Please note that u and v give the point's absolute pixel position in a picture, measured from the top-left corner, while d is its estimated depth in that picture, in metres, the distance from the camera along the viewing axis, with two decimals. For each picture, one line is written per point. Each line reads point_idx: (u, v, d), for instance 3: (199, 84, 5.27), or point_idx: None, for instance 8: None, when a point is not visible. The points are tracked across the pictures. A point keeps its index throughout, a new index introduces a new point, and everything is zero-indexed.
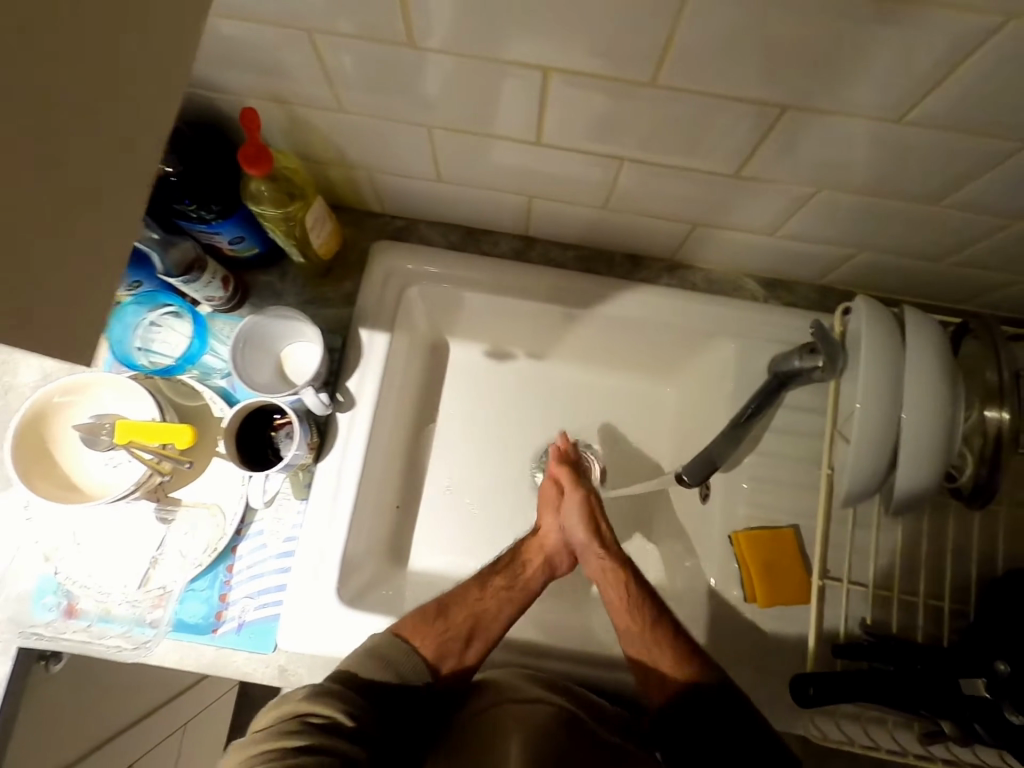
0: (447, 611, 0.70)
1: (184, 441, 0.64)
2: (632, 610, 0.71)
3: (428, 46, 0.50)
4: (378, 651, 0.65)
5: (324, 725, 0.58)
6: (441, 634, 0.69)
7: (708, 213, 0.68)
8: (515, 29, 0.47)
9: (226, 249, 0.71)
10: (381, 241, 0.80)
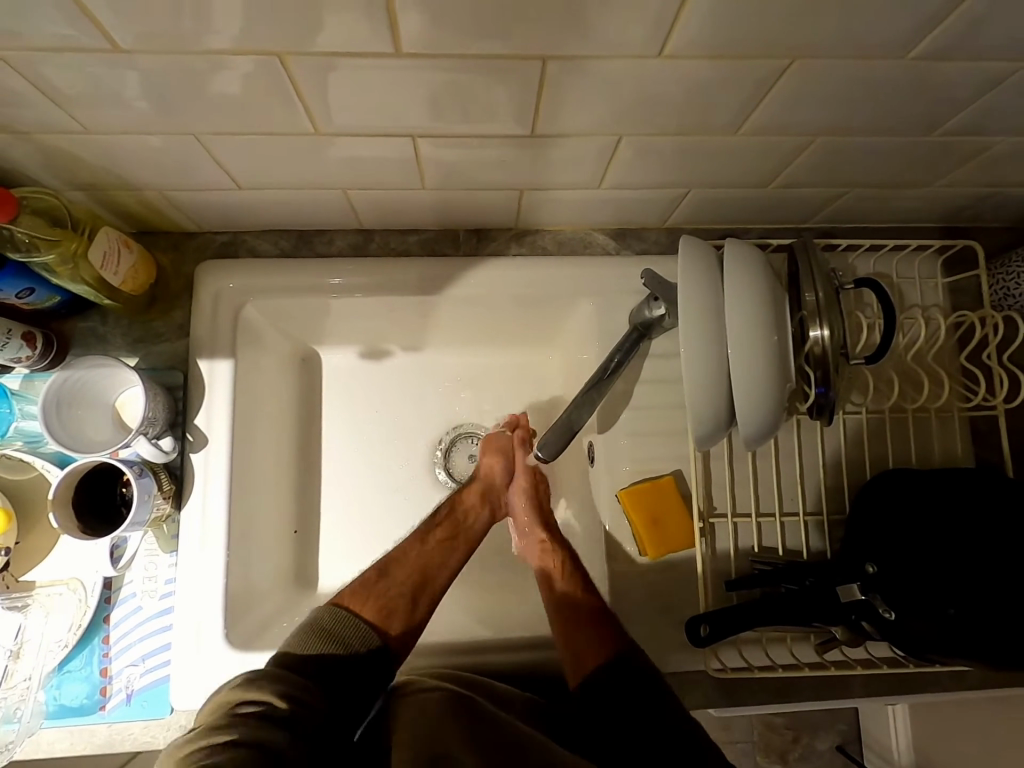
0: (380, 582, 0.70)
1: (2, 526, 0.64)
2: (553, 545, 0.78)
3: (142, 49, 0.45)
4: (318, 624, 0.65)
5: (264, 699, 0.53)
6: (411, 581, 0.72)
7: (526, 176, 0.66)
8: (222, 17, 0.42)
9: (21, 304, 0.64)
10: (205, 262, 0.74)
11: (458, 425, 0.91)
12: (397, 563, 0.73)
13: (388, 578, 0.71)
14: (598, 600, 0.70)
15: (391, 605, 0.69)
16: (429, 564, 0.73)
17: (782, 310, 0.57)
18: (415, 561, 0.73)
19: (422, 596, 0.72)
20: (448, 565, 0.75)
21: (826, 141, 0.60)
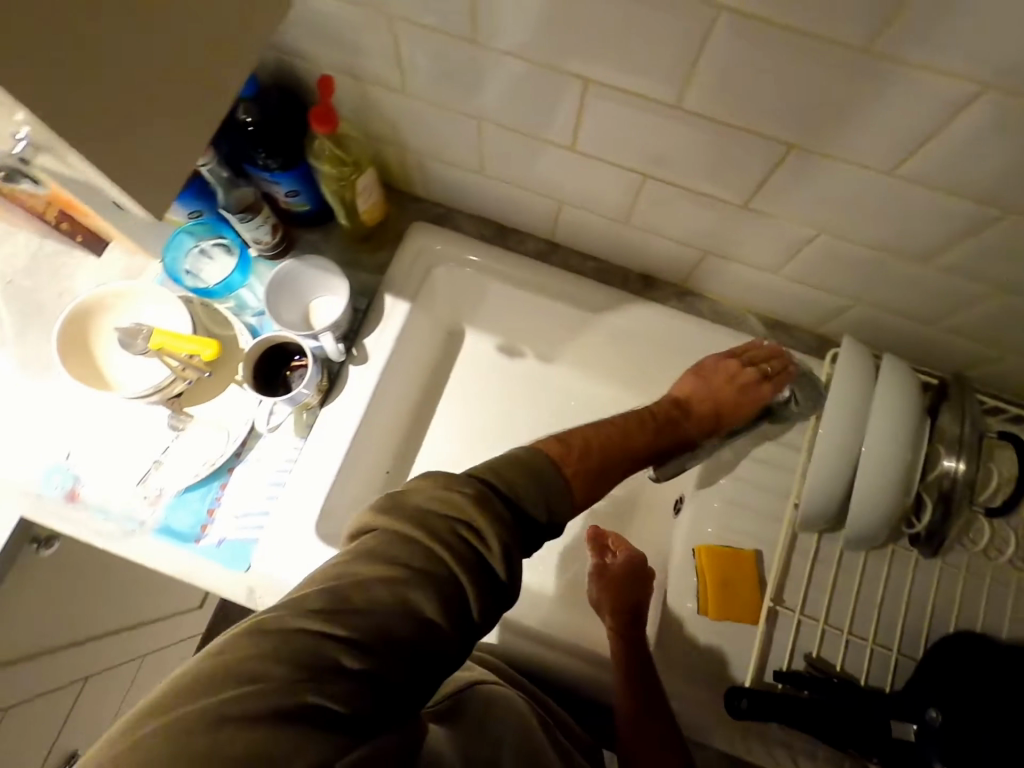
0: (569, 457, 0.63)
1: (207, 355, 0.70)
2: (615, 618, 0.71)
3: (490, 46, 0.57)
4: (494, 473, 0.54)
5: (436, 544, 0.49)
6: (591, 450, 0.67)
7: (718, 241, 0.73)
8: (564, 41, 0.54)
9: (281, 200, 0.79)
10: (419, 222, 0.87)
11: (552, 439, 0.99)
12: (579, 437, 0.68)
13: (568, 455, 0.63)
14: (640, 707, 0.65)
15: (569, 467, 0.62)
16: (613, 462, 0.69)
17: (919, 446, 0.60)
18: (597, 445, 0.68)
19: (599, 471, 0.66)
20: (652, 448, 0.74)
21: (1010, 300, 0.64)
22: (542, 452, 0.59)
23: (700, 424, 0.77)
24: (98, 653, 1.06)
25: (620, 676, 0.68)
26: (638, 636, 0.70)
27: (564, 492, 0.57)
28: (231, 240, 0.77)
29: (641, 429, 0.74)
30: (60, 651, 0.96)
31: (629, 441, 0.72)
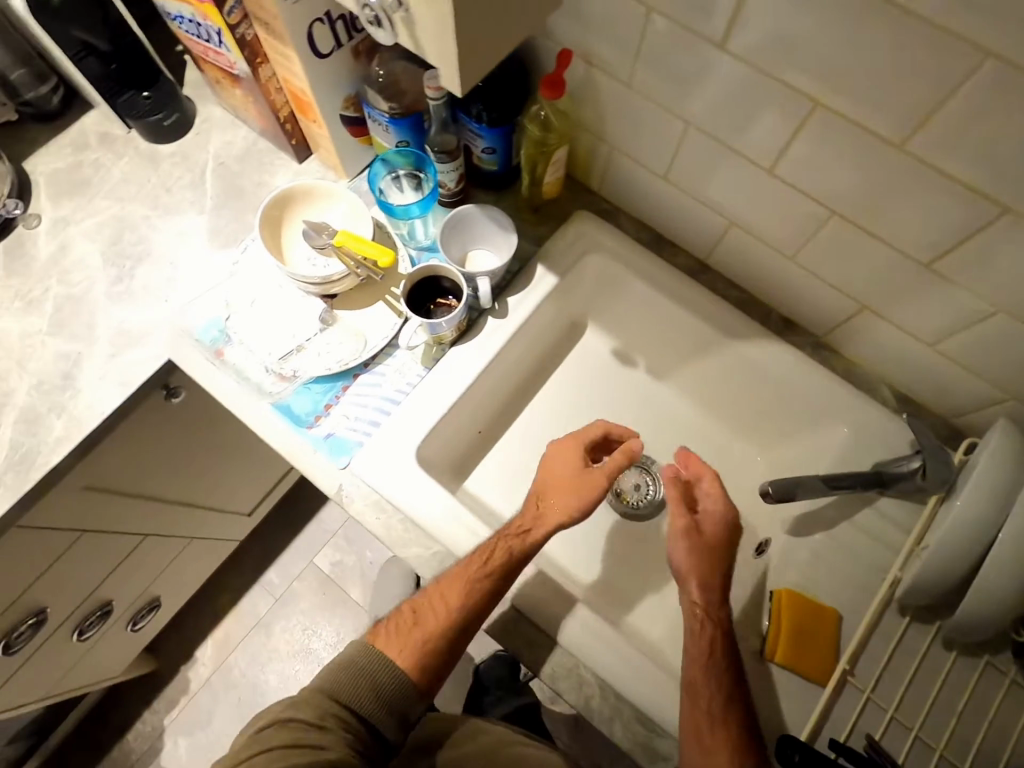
0: (421, 612, 0.67)
1: (384, 262, 0.77)
2: (707, 660, 0.67)
3: (738, 53, 0.61)
4: (350, 665, 0.62)
5: (381, 708, 0.62)
6: (449, 599, 0.67)
7: (882, 298, 0.73)
8: (817, 61, 0.56)
9: (476, 154, 0.85)
10: (586, 210, 0.91)
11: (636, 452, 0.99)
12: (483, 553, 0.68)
13: (424, 607, 0.68)
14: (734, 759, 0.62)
15: (426, 628, 0.66)
16: (482, 570, 0.67)
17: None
18: (467, 588, 0.67)
19: (463, 622, 0.67)
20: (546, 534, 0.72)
21: None
22: (393, 641, 0.66)
23: (539, 532, 0.72)
24: (164, 519, 1.13)
25: (705, 655, 0.67)
26: (726, 620, 0.70)
27: (399, 686, 0.63)
28: (424, 175, 0.84)
29: (507, 540, 0.70)
30: (140, 502, 1.03)
31: (503, 569, 0.67)
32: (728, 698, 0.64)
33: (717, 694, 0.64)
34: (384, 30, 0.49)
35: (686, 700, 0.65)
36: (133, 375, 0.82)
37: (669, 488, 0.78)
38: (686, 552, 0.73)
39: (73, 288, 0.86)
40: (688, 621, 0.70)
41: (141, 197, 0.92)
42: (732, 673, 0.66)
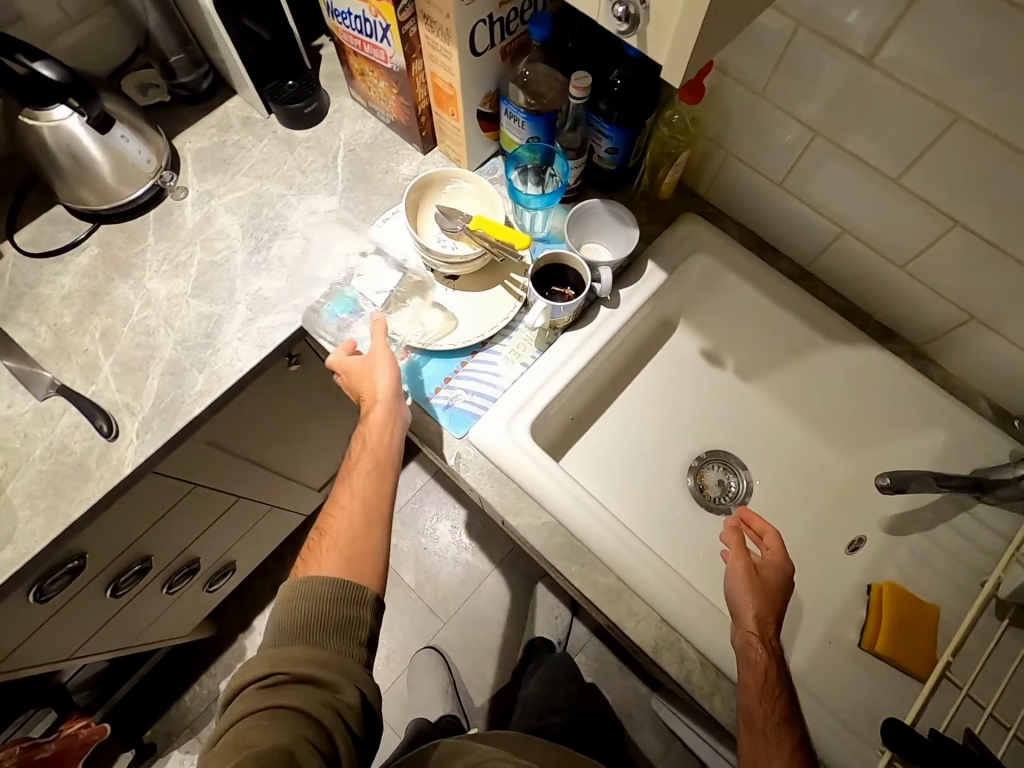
0: (326, 529, 0.77)
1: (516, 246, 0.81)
2: (763, 698, 0.66)
3: (886, 68, 0.65)
4: (306, 597, 0.70)
5: (326, 651, 0.68)
6: (363, 524, 0.76)
7: (994, 309, 0.76)
8: (967, 79, 0.61)
9: (597, 153, 0.89)
10: (694, 212, 0.96)
11: (720, 449, 1.02)
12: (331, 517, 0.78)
13: (326, 542, 0.75)
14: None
15: (340, 539, 0.75)
16: (371, 520, 0.77)
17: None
18: (353, 476, 0.78)
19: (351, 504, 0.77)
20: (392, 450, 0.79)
21: None
22: (331, 558, 0.73)
23: (378, 434, 0.79)
24: (256, 484, 1.18)
25: (757, 685, 0.66)
26: (780, 648, 0.68)
27: (343, 583, 0.71)
28: (549, 169, 0.89)
29: (375, 467, 0.78)
30: (244, 463, 1.09)
31: (383, 456, 0.78)
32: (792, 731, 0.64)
33: (780, 738, 0.64)
34: (625, 26, 0.45)
35: (744, 732, 0.65)
36: (268, 338, 0.88)
37: (729, 535, 0.76)
38: (746, 589, 0.71)
39: (215, 256, 0.93)
40: (742, 649, 0.69)
41: (277, 177, 0.99)
42: (792, 715, 0.65)
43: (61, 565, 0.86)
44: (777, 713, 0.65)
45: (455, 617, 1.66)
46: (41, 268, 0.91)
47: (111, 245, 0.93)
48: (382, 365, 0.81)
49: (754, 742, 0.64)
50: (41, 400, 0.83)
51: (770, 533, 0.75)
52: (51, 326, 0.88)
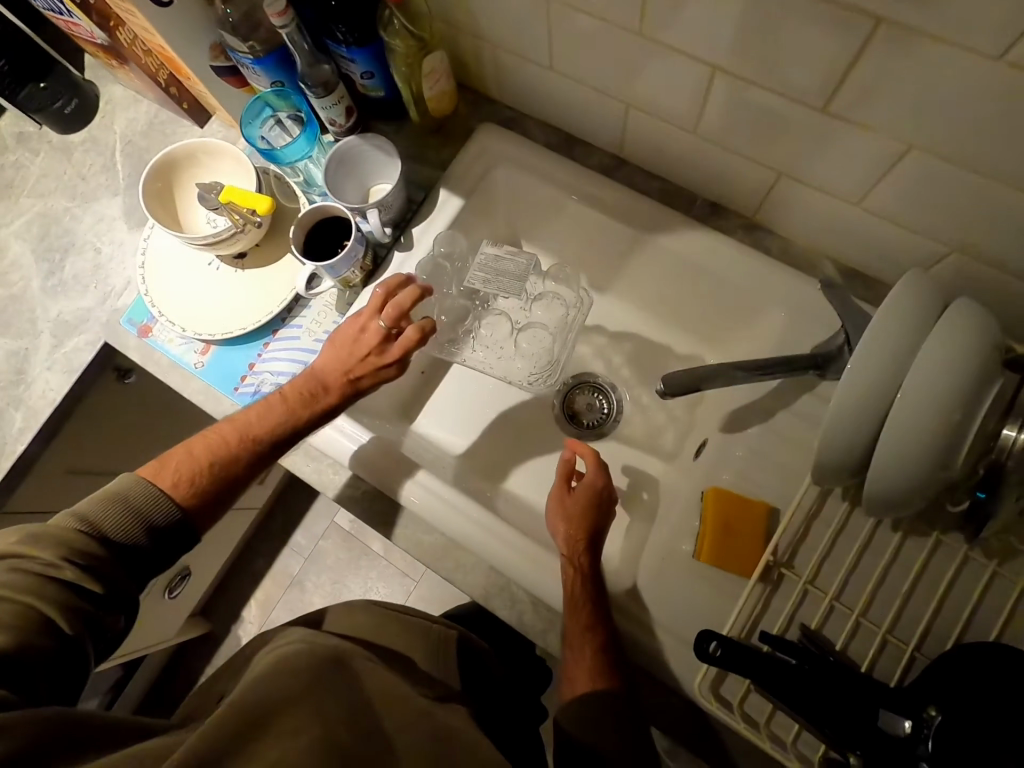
0: (198, 443, 0.66)
1: (263, 210, 0.78)
2: (571, 614, 0.63)
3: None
4: (120, 496, 0.59)
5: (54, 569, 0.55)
6: (212, 459, 0.65)
7: (792, 156, 0.66)
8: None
9: (358, 83, 0.80)
10: (489, 122, 0.86)
11: (589, 377, 0.93)
12: (206, 440, 0.67)
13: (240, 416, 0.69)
14: (610, 686, 0.63)
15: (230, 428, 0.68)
16: (252, 441, 0.68)
17: (983, 413, 0.49)
18: (249, 413, 0.69)
19: (237, 448, 0.67)
20: (303, 424, 0.69)
21: None
22: (169, 471, 0.64)
23: (294, 392, 0.70)
24: None
25: (566, 603, 0.64)
26: (590, 564, 0.66)
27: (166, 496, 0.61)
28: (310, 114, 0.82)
29: (242, 425, 0.68)
30: None
31: (292, 415, 0.69)
32: (605, 643, 0.62)
33: (596, 644, 0.62)
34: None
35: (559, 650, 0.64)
36: (75, 360, 0.86)
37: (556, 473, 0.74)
38: (560, 516, 0.71)
39: (12, 289, 0.90)
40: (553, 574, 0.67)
41: (61, 188, 0.94)
42: (601, 613, 0.63)
43: None
44: (587, 623, 0.62)
45: (426, 576, 1.70)
46: None
47: None
48: (366, 333, 0.72)
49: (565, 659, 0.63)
50: None
51: (583, 452, 0.74)
52: None
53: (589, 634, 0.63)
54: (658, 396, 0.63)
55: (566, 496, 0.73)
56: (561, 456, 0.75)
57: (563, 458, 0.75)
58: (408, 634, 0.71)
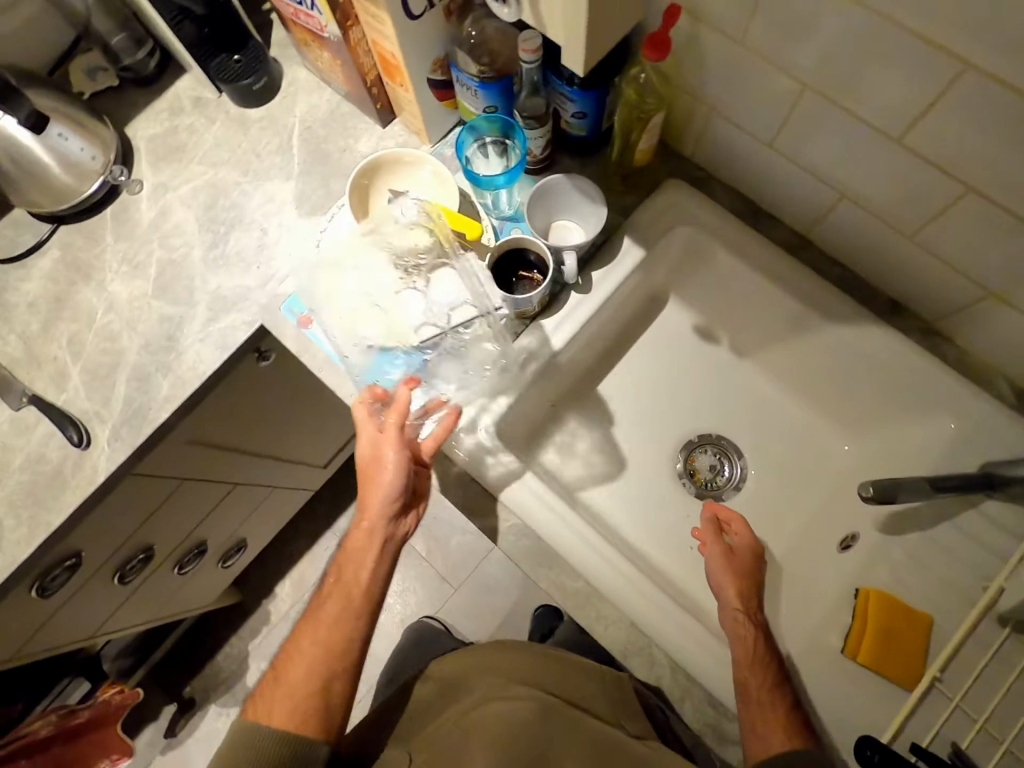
0: (286, 672, 0.70)
1: (475, 235, 0.79)
2: (753, 669, 0.66)
3: (881, 10, 0.54)
4: (241, 751, 0.65)
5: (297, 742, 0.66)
6: (306, 663, 0.70)
7: (1013, 281, 0.66)
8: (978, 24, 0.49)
9: (564, 120, 0.81)
10: (679, 177, 0.86)
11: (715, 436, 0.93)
12: (284, 672, 0.70)
13: (288, 666, 0.71)
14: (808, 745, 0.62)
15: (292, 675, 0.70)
16: (334, 666, 0.70)
17: None
18: (306, 643, 0.71)
19: (322, 667, 0.69)
20: (383, 582, 0.73)
21: None
22: (274, 705, 0.68)
23: (354, 566, 0.72)
24: (252, 471, 1.20)
25: (747, 657, 0.66)
26: (764, 620, 0.70)
27: (301, 737, 0.66)
28: (510, 142, 0.82)
29: (318, 633, 0.71)
30: (235, 455, 1.10)
31: (377, 574, 0.72)
32: (791, 701, 0.64)
33: (786, 700, 0.64)
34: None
35: (741, 704, 0.65)
36: (229, 339, 0.86)
37: (703, 536, 0.77)
38: (727, 573, 0.73)
39: (173, 254, 0.90)
40: (729, 627, 0.69)
41: (233, 162, 0.94)
42: (779, 668, 0.67)
43: (59, 562, 0.91)
44: (774, 677, 0.65)
45: (466, 585, 1.70)
46: (6, 274, 0.91)
47: (72, 246, 0.92)
48: (391, 451, 0.73)
49: (750, 716, 0.63)
50: (16, 410, 0.85)
51: (732, 524, 0.77)
52: (20, 335, 0.88)
53: (775, 688, 0.65)
54: (869, 495, 0.66)
55: (720, 555, 0.75)
56: (712, 507, 0.78)
57: (711, 514, 0.78)
58: (580, 675, 0.77)
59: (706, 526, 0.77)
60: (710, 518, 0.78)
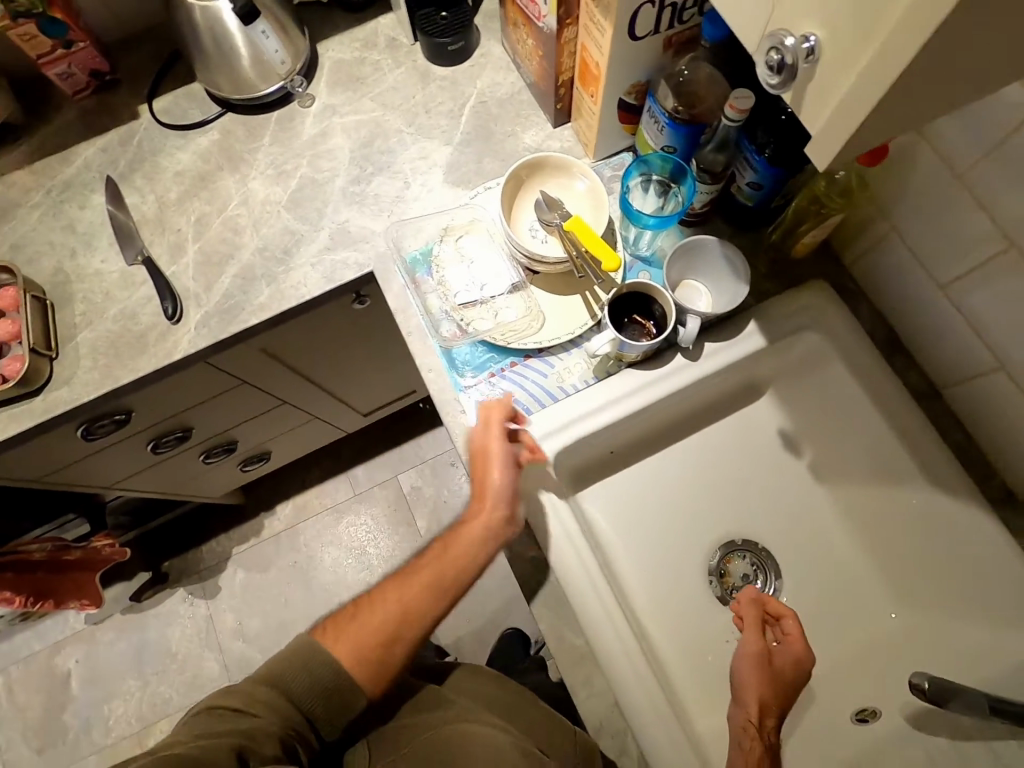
0: (358, 610, 0.69)
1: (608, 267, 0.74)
2: None
3: None
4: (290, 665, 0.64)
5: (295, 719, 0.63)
6: (388, 605, 0.69)
7: None
8: None
9: (736, 183, 0.77)
10: (829, 281, 0.82)
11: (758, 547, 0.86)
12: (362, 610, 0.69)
13: (364, 609, 0.69)
14: None
15: (365, 626, 0.67)
16: (406, 631, 0.68)
17: None
18: (388, 599, 0.69)
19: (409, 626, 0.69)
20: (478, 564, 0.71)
21: None
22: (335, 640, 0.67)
23: (466, 549, 0.71)
24: (302, 396, 1.23)
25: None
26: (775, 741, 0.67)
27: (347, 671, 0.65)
28: (674, 187, 0.79)
29: (403, 594, 0.70)
30: (294, 376, 1.13)
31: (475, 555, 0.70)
32: None
33: None
34: (776, 80, 0.42)
35: None
36: (338, 273, 0.87)
37: (741, 613, 0.74)
38: (755, 671, 0.70)
39: (317, 175, 0.92)
40: (738, 733, 0.67)
41: (402, 110, 0.95)
42: None
43: (109, 414, 0.95)
44: None
45: None
46: (168, 140, 0.96)
47: (232, 135, 0.95)
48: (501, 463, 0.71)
49: None
50: (129, 264, 0.89)
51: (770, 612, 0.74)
52: (158, 198, 0.93)
53: None
54: (921, 690, 0.67)
55: (756, 645, 0.71)
56: (756, 590, 0.75)
57: (756, 594, 0.74)
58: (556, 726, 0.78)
59: (748, 607, 0.74)
60: (757, 600, 0.74)
